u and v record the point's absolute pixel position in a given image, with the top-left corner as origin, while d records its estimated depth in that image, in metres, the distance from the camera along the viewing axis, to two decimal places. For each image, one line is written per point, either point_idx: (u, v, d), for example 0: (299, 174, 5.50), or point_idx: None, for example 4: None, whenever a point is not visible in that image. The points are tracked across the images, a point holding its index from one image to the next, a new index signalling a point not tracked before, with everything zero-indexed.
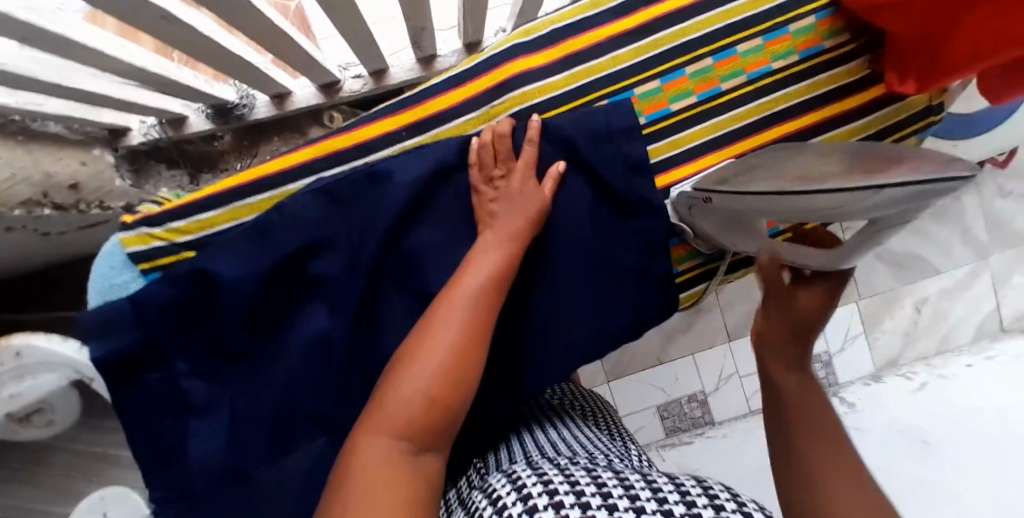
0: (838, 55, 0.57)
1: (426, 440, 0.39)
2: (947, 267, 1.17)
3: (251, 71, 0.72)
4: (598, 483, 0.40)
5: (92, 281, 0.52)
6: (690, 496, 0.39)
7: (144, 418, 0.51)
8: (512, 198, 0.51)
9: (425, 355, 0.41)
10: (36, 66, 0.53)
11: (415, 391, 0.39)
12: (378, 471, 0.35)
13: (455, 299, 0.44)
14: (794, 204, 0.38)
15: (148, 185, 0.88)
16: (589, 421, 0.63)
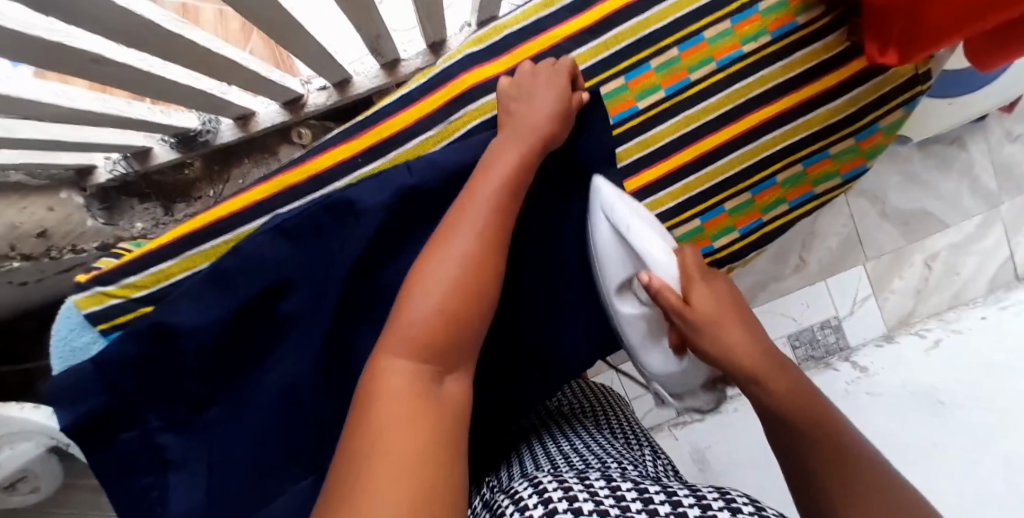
0: (815, 30, 0.53)
1: (445, 363, 0.36)
2: (956, 221, 1.11)
3: (205, 97, 0.68)
4: (617, 495, 0.35)
5: (52, 346, 0.49)
6: (712, 511, 0.33)
7: (112, 484, 0.47)
8: (526, 100, 0.49)
9: (435, 274, 0.39)
10: None
11: (430, 310, 0.37)
12: (398, 400, 0.32)
13: (467, 212, 0.42)
14: (598, 267, 0.51)
15: (121, 220, 0.85)
16: (603, 427, 0.60)
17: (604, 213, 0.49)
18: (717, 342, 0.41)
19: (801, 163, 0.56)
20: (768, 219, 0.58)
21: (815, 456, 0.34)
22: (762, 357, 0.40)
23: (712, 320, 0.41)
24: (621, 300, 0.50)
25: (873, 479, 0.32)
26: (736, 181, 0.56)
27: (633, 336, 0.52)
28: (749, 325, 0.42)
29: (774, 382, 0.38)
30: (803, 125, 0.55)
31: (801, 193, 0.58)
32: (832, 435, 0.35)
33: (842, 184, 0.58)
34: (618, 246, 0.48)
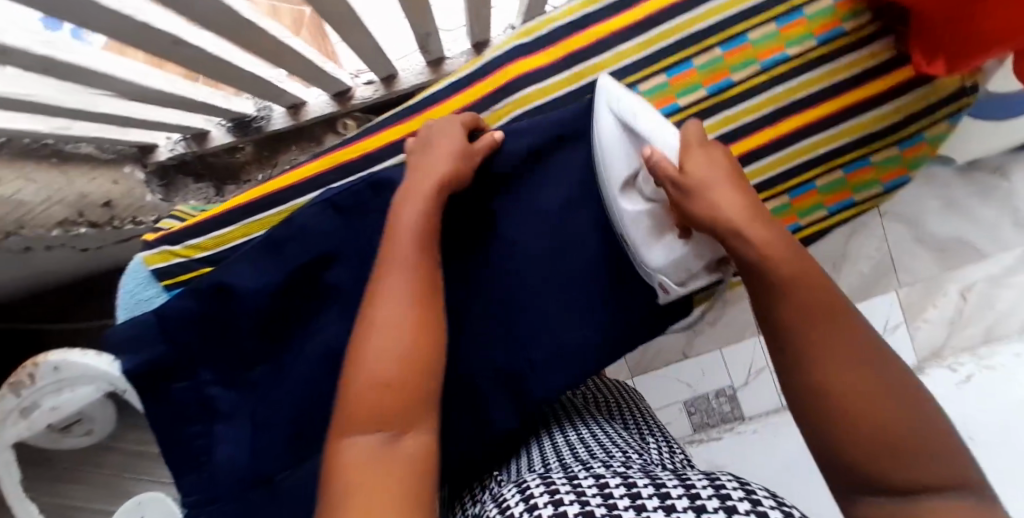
0: (860, 38, 0.54)
1: (399, 422, 0.39)
2: (995, 252, 1.08)
3: (263, 84, 0.73)
4: (605, 493, 0.39)
5: (119, 297, 0.55)
6: (700, 500, 0.37)
7: (169, 427, 0.52)
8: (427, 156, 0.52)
9: (378, 334, 0.42)
10: (64, 96, 0.56)
11: (375, 377, 0.40)
12: (365, 470, 0.37)
13: (396, 272, 0.45)
14: (603, 167, 0.54)
15: (177, 197, 0.92)
16: (614, 420, 0.62)
17: (610, 110, 0.53)
18: (707, 202, 0.43)
19: (841, 170, 0.57)
20: (805, 223, 0.59)
21: (811, 342, 0.37)
22: (746, 215, 0.41)
23: (701, 184, 0.43)
24: (625, 196, 0.53)
25: (871, 365, 0.35)
26: (773, 183, 0.57)
27: (637, 232, 0.53)
28: (740, 190, 0.43)
29: (761, 238, 0.40)
30: (845, 130, 0.56)
31: (841, 199, 0.59)
32: (830, 314, 0.37)
33: (884, 193, 0.59)
34: (623, 141, 0.52)
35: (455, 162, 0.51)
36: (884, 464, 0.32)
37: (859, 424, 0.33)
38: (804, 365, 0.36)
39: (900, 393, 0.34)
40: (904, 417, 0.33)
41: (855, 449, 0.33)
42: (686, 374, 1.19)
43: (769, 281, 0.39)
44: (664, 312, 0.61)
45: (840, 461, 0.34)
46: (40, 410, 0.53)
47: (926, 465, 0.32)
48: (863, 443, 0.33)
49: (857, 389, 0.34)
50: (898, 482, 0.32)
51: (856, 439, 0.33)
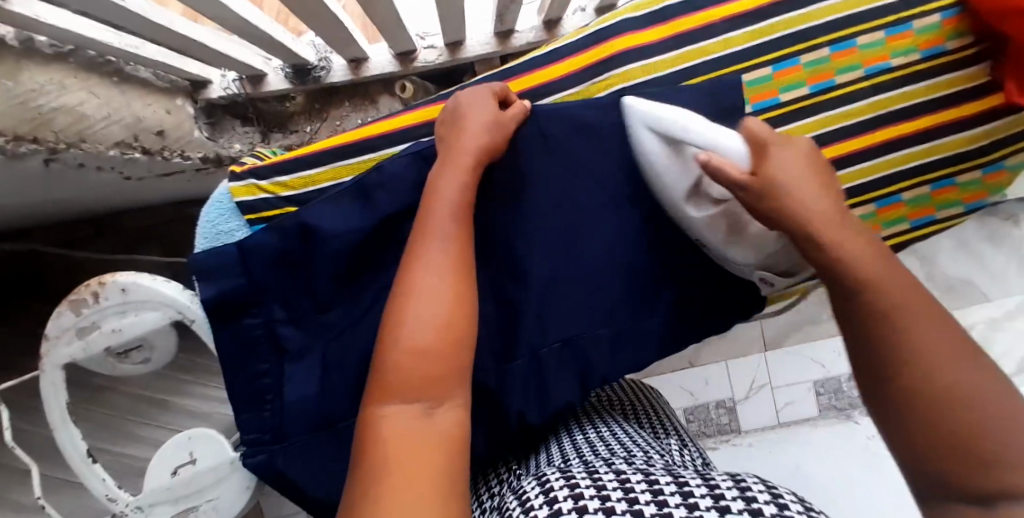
0: (961, 57, 0.56)
1: (434, 397, 0.38)
2: (996, 295, 1.10)
3: (338, 27, 0.72)
4: (624, 487, 0.39)
5: (199, 227, 0.53)
6: (725, 501, 0.37)
7: (236, 362, 0.51)
8: (464, 123, 0.50)
9: (417, 301, 0.41)
10: (151, 10, 0.57)
11: (412, 345, 0.39)
12: (404, 450, 0.35)
13: (431, 239, 0.44)
14: (657, 179, 0.54)
15: (222, 138, 0.89)
16: (631, 421, 0.62)
17: (647, 127, 0.52)
18: (780, 203, 0.41)
19: (929, 186, 0.59)
20: (887, 235, 0.61)
21: (897, 343, 0.35)
22: (827, 216, 0.40)
23: (779, 179, 0.42)
24: (692, 204, 0.53)
25: (965, 366, 0.33)
26: (862, 190, 0.58)
27: (716, 236, 0.54)
28: (822, 188, 0.41)
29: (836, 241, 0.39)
30: (941, 146, 0.57)
31: (924, 215, 0.60)
32: (920, 313, 0.35)
33: (963, 214, 0.61)
34: (672, 155, 0.51)
35: (486, 135, 0.50)
36: (965, 468, 0.30)
37: (939, 428, 0.32)
38: (892, 369, 0.34)
39: (1002, 398, 0.32)
40: (998, 420, 0.31)
41: (934, 453, 0.32)
42: (689, 381, 1.13)
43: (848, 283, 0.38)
44: (746, 303, 0.63)
45: (925, 469, 0.32)
46: (100, 331, 0.50)
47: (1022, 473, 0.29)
48: (944, 450, 0.31)
49: (944, 393, 0.32)
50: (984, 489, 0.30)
51: (937, 446, 0.32)
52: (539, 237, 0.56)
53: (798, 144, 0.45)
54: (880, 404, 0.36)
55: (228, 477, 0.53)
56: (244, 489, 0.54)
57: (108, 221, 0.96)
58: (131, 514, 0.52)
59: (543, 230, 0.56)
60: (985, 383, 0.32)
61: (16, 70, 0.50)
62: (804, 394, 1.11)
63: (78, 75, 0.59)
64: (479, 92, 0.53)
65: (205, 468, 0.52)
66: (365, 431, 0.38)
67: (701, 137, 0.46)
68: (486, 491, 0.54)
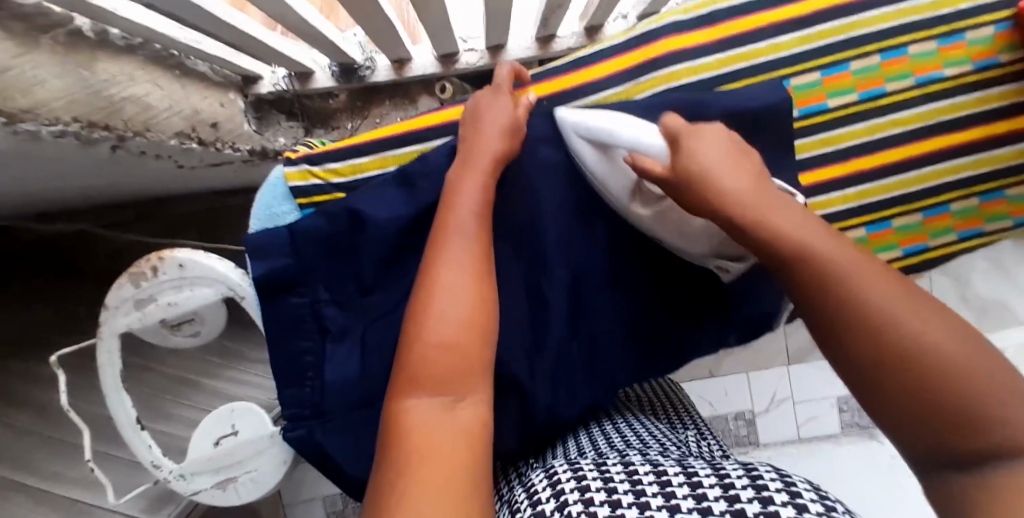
0: (1012, 71, 0.57)
1: (454, 390, 0.40)
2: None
3: (387, 25, 0.75)
4: (632, 480, 0.40)
5: (255, 210, 0.56)
6: (734, 491, 0.37)
7: (281, 339, 0.53)
8: (475, 127, 0.53)
9: (442, 294, 0.43)
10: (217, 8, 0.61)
11: (437, 340, 0.41)
12: (429, 440, 0.36)
13: (454, 236, 0.46)
14: (598, 185, 0.56)
15: (268, 131, 0.92)
16: (649, 415, 0.63)
17: (579, 134, 0.55)
18: (705, 189, 0.41)
19: (976, 198, 0.61)
20: (934, 245, 0.62)
21: (849, 316, 0.33)
22: (754, 195, 0.40)
23: (695, 166, 0.42)
24: (636, 205, 0.54)
25: (925, 326, 0.32)
26: (908, 201, 0.60)
27: (669, 233, 0.53)
28: (739, 166, 0.42)
29: (758, 218, 0.38)
30: (987, 159, 0.59)
31: (971, 227, 0.62)
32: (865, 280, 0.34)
33: (1012, 227, 0.63)
34: (609, 159, 0.53)
35: (505, 137, 0.52)
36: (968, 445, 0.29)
37: (915, 400, 0.31)
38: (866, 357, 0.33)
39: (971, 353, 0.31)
40: (965, 381, 0.30)
41: (924, 430, 0.31)
42: (709, 392, 1.12)
43: (786, 262, 0.37)
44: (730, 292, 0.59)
45: (919, 448, 0.31)
46: (156, 304, 0.52)
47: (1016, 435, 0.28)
48: (934, 424, 0.30)
49: (909, 360, 0.31)
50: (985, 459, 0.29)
51: (924, 422, 0.30)
52: (574, 234, 0.58)
53: (712, 128, 0.45)
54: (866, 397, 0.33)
55: (267, 450, 0.55)
56: (282, 463, 0.56)
57: (149, 207, 1.00)
58: (174, 481, 0.55)
59: (580, 226, 0.58)
60: (946, 342, 0.31)
61: (91, 61, 0.53)
62: (828, 410, 1.10)
63: (145, 68, 0.63)
64: (497, 94, 0.55)
65: (245, 440, 0.55)
66: (391, 424, 0.39)
67: (625, 137, 0.49)
68: (509, 483, 0.55)
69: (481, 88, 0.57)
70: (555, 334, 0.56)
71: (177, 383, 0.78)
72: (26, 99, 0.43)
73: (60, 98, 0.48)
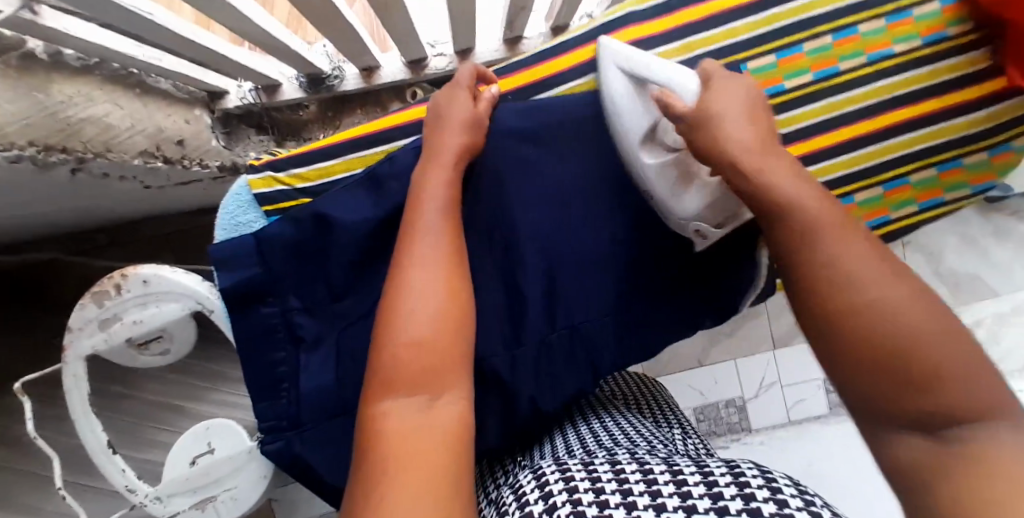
0: (963, 43, 0.58)
1: (430, 389, 0.39)
2: (1005, 290, 1.07)
3: (352, 35, 0.75)
4: (620, 477, 0.39)
5: (218, 218, 0.54)
6: (717, 487, 0.37)
7: (254, 351, 0.52)
8: (436, 123, 0.53)
9: (410, 294, 0.43)
10: (179, 25, 0.60)
11: (409, 339, 0.41)
12: (408, 443, 0.36)
13: (421, 236, 0.46)
14: (614, 129, 0.57)
15: (237, 146, 0.92)
16: (634, 411, 0.62)
17: (615, 65, 0.55)
18: (713, 138, 0.44)
19: (935, 168, 0.61)
20: (895, 216, 0.63)
21: (822, 261, 0.36)
22: (761, 154, 0.42)
23: (715, 115, 0.44)
24: (645, 150, 0.53)
25: (888, 281, 0.34)
26: (868, 175, 0.61)
27: (661, 188, 0.54)
28: (755, 126, 0.44)
29: (758, 168, 0.41)
30: (946, 129, 0.59)
31: (931, 197, 0.63)
32: (841, 231, 0.37)
33: (972, 194, 0.63)
34: (636, 95, 0.53)
35: (466, 132, 0.52)
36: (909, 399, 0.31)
37: (864, 340, 0.33)
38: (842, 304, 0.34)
39: (929, 315, 0.33)
40: (924, 340, 0.31)
41: (868, 376, 0.32)
42: (697, 381, 1.13)
43: (773, 211, 0.40)
44: (718, 269, 0.61)
45: (874, 403, 0.32)
46: (121, 323, 0.51)
47: (957, 397, 0.30)
48: (880, 371, 0.32)
49: (866, 304, 0.33)
50: (922, 414, 0.30)
51: (867, 364, 0.33)
52: (547, 227, 0.57)
53: (736, 81, 0.48)
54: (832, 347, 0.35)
55: (246, 466, 0.54)
56: (261, 478, 0.54)
57: (121, 231, 0.98)
58: (151, 504, 0.53)
59: (551, 218, 0.58)
60: (919, 303, 0.33)
61: (46, 83, 0.51)
62: (814, 391, 1.11)
63: (104, 88, 0.61)
64: (455, 90, 0.55)
65: (223, 457, 0.53)
66: (367, 429, 0.38)
67: (661, 72, 0.50)
68: (492, 486, 0.54)
69: (440, 88, 0.57)
70: (534, 328, 0.56)
71: (155, 407, 0.75)
72: None
73: (11, 121, 0.47)
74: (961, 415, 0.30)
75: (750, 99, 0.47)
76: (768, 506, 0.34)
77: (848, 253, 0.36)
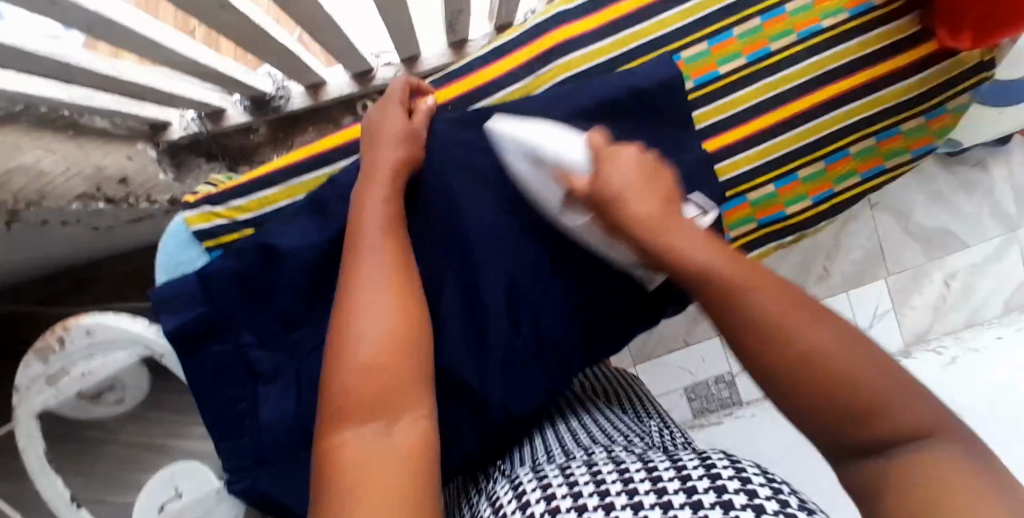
0: (889, 12, 0.59)
1: (388, 414, 0.38)
2: (975, 241, 1.09)
3: (291, 56, 0.74)
4: (597, 480, 0.38)
5: (159, 258, 0.55)
6: (691, 481, 0.35)
7: (213, 390, 0.52)
8: (373, 139, 0.53)
9: (363, 315, 0.42)
10: (109, 68, 0.59)
11: (365, 362, 0.40)
12: (364, 467, 0.34)
13: (364, 256, 0.45)
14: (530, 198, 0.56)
15: (189, 179, 0.91)
16: (615, 407, 0.62)
17: (512, 140, 0.53)
18: (615, 206, 0.43)
19: (873, 137, 0.62)
20: (839, 189, 0.64)
21: (750, 321, 0.34)
22: (663, 215, 0.41)
23: (611, 183, 0.43)
24: (565, 215, 0.53)
25: (813, 323, 0.33)
26: (812, 150, 0.61)
27: (596, 241, 0.54)
28: (654, 189, 0.43)
29: (665, 241, 0.39)
30: (879, 99, 0.60)
31: (873, 165, 0.64)
32: (757, 281, 0.35)
33: (911, 160, 0.65)
34: (537, 167, 0.52)
35: (403, 146, 0.52)
36: (862, 429, 0.31)
37: (808, 383, 0.32)
38: (780, 352, 0.33)
39: (862, 350, 0.32)
40: (862, 373, 0.31)
41: (823, 417, 0.32)
42: (687, 362, 1.14)
43: (693, 280, 0.37)
44: (662, 296, 0.61)
45: (829, 438, 0.32)
46: (69, 376, 0.51)
47: (904, 420, 0.30)
48: (830, 410, 0.31)
49: (804, 357, 0.32)
50: (877, 440, 0.30)
51: (821, 408, 0.32)
52: (501, 235, 0.57)
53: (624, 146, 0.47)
54: (779, 394, 0.33)
55: (215, 508, 0.53)
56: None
57: (83, 274, 0.96)
58: None
59: (499, 223, 0.57)
60: (847, 338, 0.32)
61: None
62: None
63: (32, 134, 0.58)
64: (388, 105, 0.55)
65: (192, 501, 0.52)
66: (326, 457, 0.37)
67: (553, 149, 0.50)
68: (473, 495, 0.54)
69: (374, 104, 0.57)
70: (497, 336, 0.55)
71: None
72: None
73: None
74: (910, 437, 0.30)
75: (641, 160, 0.45)
76: (740, 498, 0.33)
77: (769, 298, 0.34)
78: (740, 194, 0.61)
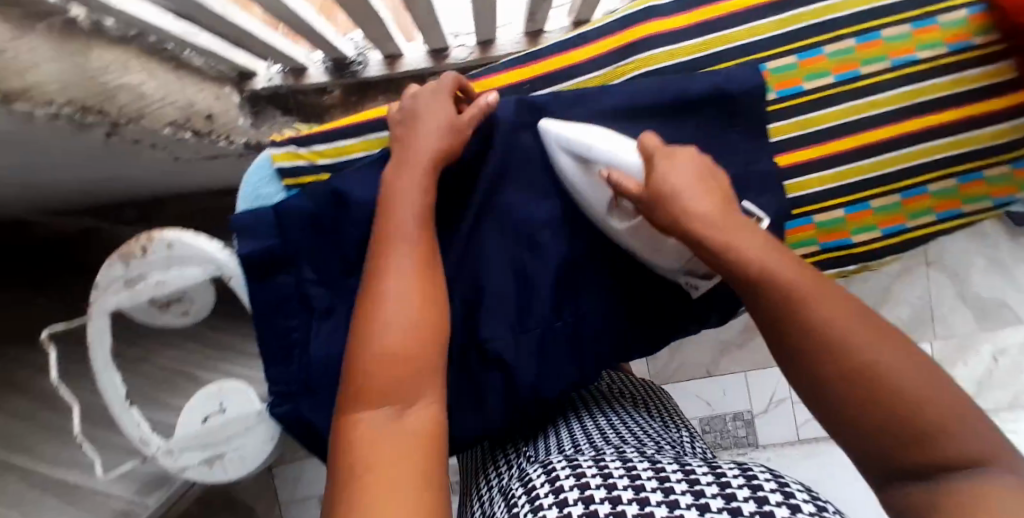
0: (988, 53, 0.58)
1: (401, 397, 0.39)
2: None
3: (380, 23, 0.77)
4: (632, 475, 0.39)
5: (242, 189, 0.58)
6: (731, 489, 0.37)
7: (269, 317, 0.55)
8: (416, 124, 0.53)
9: (384, 304, 0.43)
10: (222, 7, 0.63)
11: (380, 346, 0.41)
12: (377, 452, 0.36)
13: (396, 244, 0.46)
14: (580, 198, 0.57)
15: (264, 125, 0.95)
16: (641, 411, 0.63)
17: (562, 144, 0.55)
18: (672, 209, 0.42)
19: (954, 179, 0.61)
20: (913, 226, 0.63)
21: (817, 332, 0.35)
22: (722, 220, 0.40)
23: (670, 186, 0.43)
24: (613, 216, 0.53)
25: (880, 342, 0.34)
26: (882, 183, 0.61)
27: (641, 246, 0.54)
28: (719, 198, 0.42)
29: (725, 242, 0.39)
30: (962, 141, 0.59)
31: (949, 208, 0.62)
32: (821, 294, 0.36)
33: (993, 207, 0.63)
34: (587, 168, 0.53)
35: (444, 137, 0.52)
36: (921, 452, 0.31)
37: (868, 403, 0.33)
38: (844, 365, 0.34)
39: (926, 375, 0.33)
40: (925, 401, 0.32)
41: (881, 440, 0.32)
42: (707, 392, 1.12)
43: (752, 285, 0.38)
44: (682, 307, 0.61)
45: (878, 459, 0.33)
46: (145, 283, 0.53)
47: (959, 446, 0.31)
48: (892, 434, 0.32)
49: (869, 373, 0.33)
50: (933, 464, 0.31)
51: (881, 426, 0.32)
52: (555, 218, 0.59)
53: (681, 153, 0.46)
54: (834, 408, 0.34)
55: (255, 427, 0.56)
56: (269, 440, 0.57)
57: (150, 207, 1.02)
58: (162, 457, 0.54)
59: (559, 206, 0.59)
60: (917, 362, 0.33)
61: (86, 48, 0.54)
62: None
63: (139, 58, 0.64)
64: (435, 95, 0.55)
65: (234, 417, 0.56)
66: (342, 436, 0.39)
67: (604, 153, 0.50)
68: (494, 472, 0.55)
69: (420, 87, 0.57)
70: (538, 314, 0.57)
71: None
72: (23, 80, 0.43)
73: (55, 81, 0.48)
74: (964, 462, 0.31)
75: (698, 170, 0.45)
76: (782, 511, 0.34)
77: (830, 315, 0.35)
78: (806, 214, 0.62)
